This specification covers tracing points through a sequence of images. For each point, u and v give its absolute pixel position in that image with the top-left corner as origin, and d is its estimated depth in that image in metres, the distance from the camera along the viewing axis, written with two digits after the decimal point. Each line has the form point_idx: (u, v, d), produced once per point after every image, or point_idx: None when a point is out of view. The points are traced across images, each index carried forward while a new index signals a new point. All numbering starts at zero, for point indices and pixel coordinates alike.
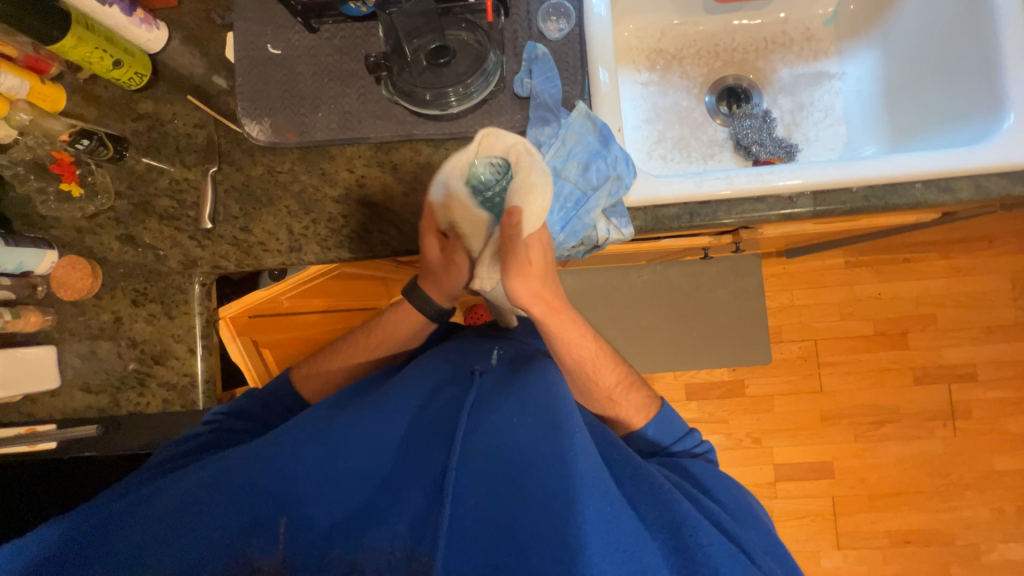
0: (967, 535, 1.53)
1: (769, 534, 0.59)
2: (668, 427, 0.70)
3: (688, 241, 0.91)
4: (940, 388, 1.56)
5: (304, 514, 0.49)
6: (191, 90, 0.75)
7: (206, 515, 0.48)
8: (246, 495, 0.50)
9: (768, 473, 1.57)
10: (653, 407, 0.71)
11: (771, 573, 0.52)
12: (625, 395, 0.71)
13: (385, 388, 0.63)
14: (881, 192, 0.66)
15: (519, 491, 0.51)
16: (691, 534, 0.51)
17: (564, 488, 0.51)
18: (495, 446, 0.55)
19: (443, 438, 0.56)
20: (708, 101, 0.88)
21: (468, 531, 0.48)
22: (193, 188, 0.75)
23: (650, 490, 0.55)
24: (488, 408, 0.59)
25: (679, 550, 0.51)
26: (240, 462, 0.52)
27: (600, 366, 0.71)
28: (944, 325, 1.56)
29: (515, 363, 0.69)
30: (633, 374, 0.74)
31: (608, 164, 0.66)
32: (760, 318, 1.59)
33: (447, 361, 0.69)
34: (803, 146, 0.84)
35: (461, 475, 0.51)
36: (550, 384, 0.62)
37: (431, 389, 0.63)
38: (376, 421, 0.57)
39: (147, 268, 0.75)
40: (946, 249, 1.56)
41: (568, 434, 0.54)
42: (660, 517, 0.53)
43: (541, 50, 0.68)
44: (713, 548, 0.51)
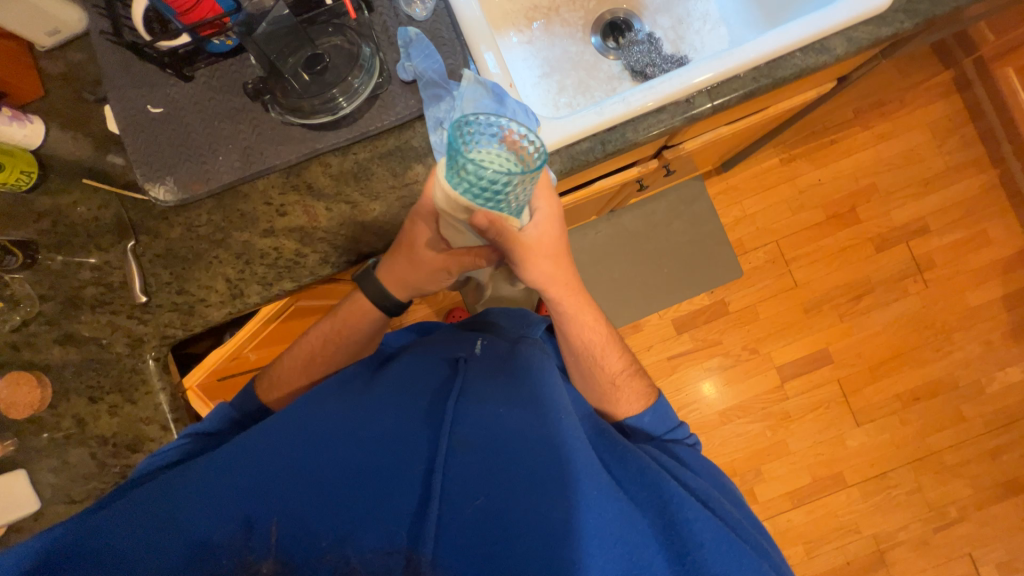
0: (968, 374, 1.61)
1: (750, 513, 0.62)
2: (664, 418, 0.71)
3: (619, 177, 0.93)
4: (901, 248, 1.63)
5: (298, 521, 0.48)
6: (85, 173, 0.74)
7: (200, 516, 0.48)
8: (242, 497, 0.49)
9: (773, 378, 1.61)
10: (652, 396, 0.73)
11: (759, 550, 0.53)
12: (628, 382, 0.73)
13: (370, 385, 0.63)
14: (766, 70, 0.69)
15: (509, 471, 0.52)
16: (678, 511, 0.52)
17: (554, 471, 0.52)
18: (484, 437, 0.55)
19: (429, 435, 0.56)
20: (595, 41, 0.90)
21: (462, 526, 0.49)
22: (116, 268, 0.73)
23: (639, 470, 0.57)
24: (472, 399, 0.59)
25: (665, 527, 0.51)
26: (238, 468, 0.51)
27: (606, 352, 0.73)
28: (885, 190, 1.63)
29: (498, 354, 0.70)
30: (634, 364, 0.76)
31: (510, 119, 0.67)
32: (719, 236, 1.63)
33: (428, 353, 0.69)
34: (693, 55, 0.87)
35: (449, 469, 0.52)
36: (536, 375, 0.63)
37: (418, 383, 0.62)
38: (370, 418, 0.56)
39: (95, 361, 0.73)
40: (865, 121, 1.63)
41: (563, 424, 0.56)
42: (651, 498, 0.54)
43: (413, 32, 0.68)
44: (701, 525, 0.51)
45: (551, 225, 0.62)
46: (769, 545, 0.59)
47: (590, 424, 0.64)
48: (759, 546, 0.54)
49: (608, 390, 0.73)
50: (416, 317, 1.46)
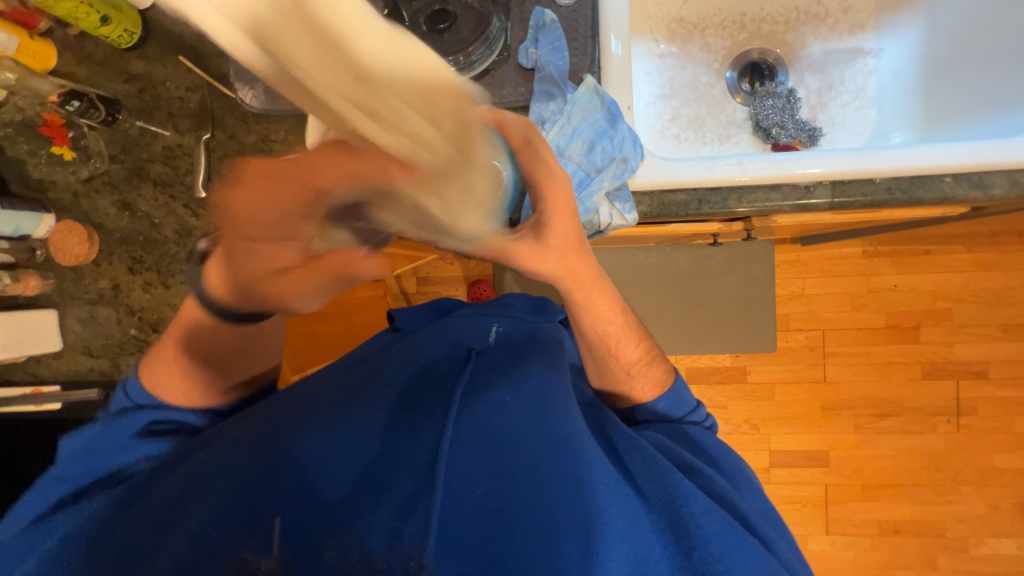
0: (958, 529, 1.54)
1: (762, 499, 0.59)
2: (679, 400, 0.66)
3: (696, 227, 0.87)
4: (949, 384, 1.53)
5: (305, 507, 0.48)
6: (183, 50, 0.72)
7: (192, 516, 0.48)
8: (234, 490, 0.49)
9: (762, 459, 1.58)
10: (668, 379, 0.68)
11: (770, 538, 0.52)
12: (644, 372, 0.67)
13: (375, 367, 0.62)
14: (906, 185, 0.62)
15: (512, 471, 0.51)
16: (684, 505, 0.50)
17: (558, 466, 0.51)
18: (486, 429, 0.54)
19: (434, 421, 0.55)
20: (729, 76, 0.83)
21: (466, 521, 0.48)
22: (187, 154, 0.73)
23: (645, 460, 0.55)
24: (476, 391, 0.58)
25: (672, 523, 0.50)
26: (233, 444, 0.52)
27: (622, 340, 0.67)
28: (959, 321, 1.51)
29: (512, 343, 0.66)
30: (654, 349, 0.69)
31: (614, 145, 0.62)
32: (768, 305, 1.55)
33: (434, 337, 0.67)
34: (828, 130, 0.79)
35: (453, 461, 0.51)
36: (547, 365, 0.62)
37: (421, 366, 0.62)
38: (371, 400, 0.57)
39: (143, 236, 0.74)
40: (972, 243, 1.49)
41: (567, 420, 0.55)
42: (657, 490, 0.53)
43: (549, 17, 0.63)
44: (706, 520, 0.49)
45: (563, 214, 0.56)
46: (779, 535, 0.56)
47: (596, 420, 0.63)
48: (767, 539, 0.52)
49: (620, 381, 0.67)
50: (444, 277, 1.46)
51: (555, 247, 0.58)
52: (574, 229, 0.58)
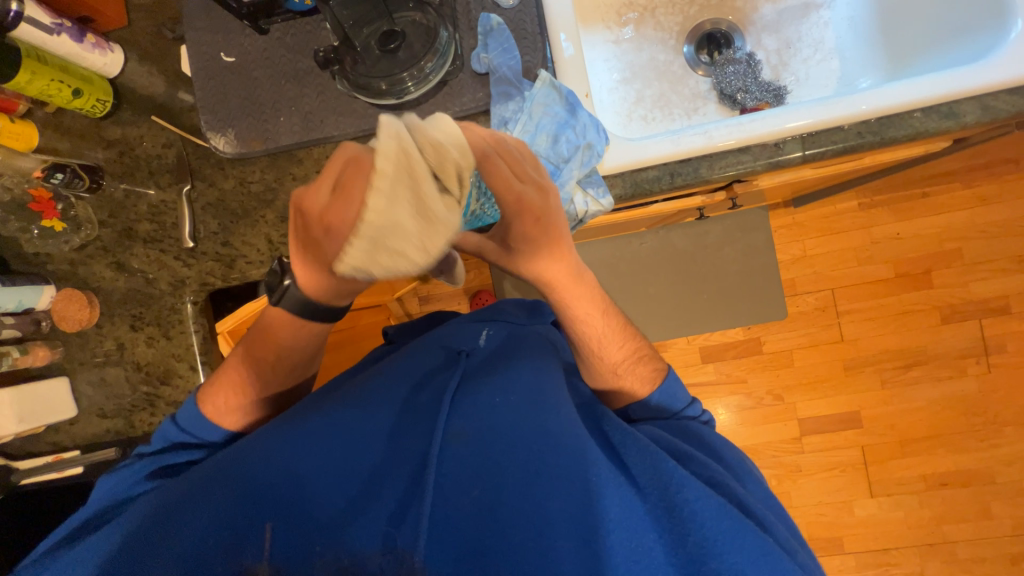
0: (1008, 473, 1.48)
1: (762, 487, 0.58)
2: (672, 397, 0.66)
3: (679, 204, 0.86)
4: (972, 325, 1.49)
5: (291, 517, 0.48)
6: (155, 110, 0.75)
7: (185, 530, 0.48)
8: (226, 504, 0.49)
9: (792, 429, 1.54)
10: (659, 375, 0.68)
11: (767, 525, 0.51)
12: (631, 370, 0.68)
13: (365, 378, 0.61)
14: (876, 126, 0.62)
15: (504, 469, 0.51)
16: (678, 492, 0.50)
17: (550, 464, 0.51)
18: (477, 429, 0.54)
19: (425, 427, 0.55)
20: (687, 51, 0.83)
21: (456, 520, 0.48)
22: (171, 208, 0.75)
23: (640, 451, 0.54)
24: (467, 393, 0.58)
25: (668, 511, 0.50)
26: (227, 465, 0.52)
27: (605, 342, 0.67)
28: (971, 259, 1.48)
29: (505, 345, 0.65)
30: (644, 346, 0.70)
31: (578, 133, 0.63)
32: (771, 272, 1.53)
33: (426, 343, 0.65)
34: (793, 87, 0.79)
35: (444, 463, 0.51)
36: (537, 364, 0.62)
37: (415, 373, 0.61)
38: (362, 408, 0.56)
39: (140, 293, 0.76)
40: (968, 179, 1.46)
41: (561, 417, 0.55)
42: (652, 480, 0.52)
43: (495, 22, 0.64)
44: (701, 506, 0.49)
45: (540, 223, 0.57)
46: (780, 523, 0.55)
47: (590, 413, 0.62)
48: (766, 523, 0.52)
49: (608, 378, 0.68)
50: (444, 292, 1.46)
51: (535, 246, 0.59)
52: (550, 226, 0.58)
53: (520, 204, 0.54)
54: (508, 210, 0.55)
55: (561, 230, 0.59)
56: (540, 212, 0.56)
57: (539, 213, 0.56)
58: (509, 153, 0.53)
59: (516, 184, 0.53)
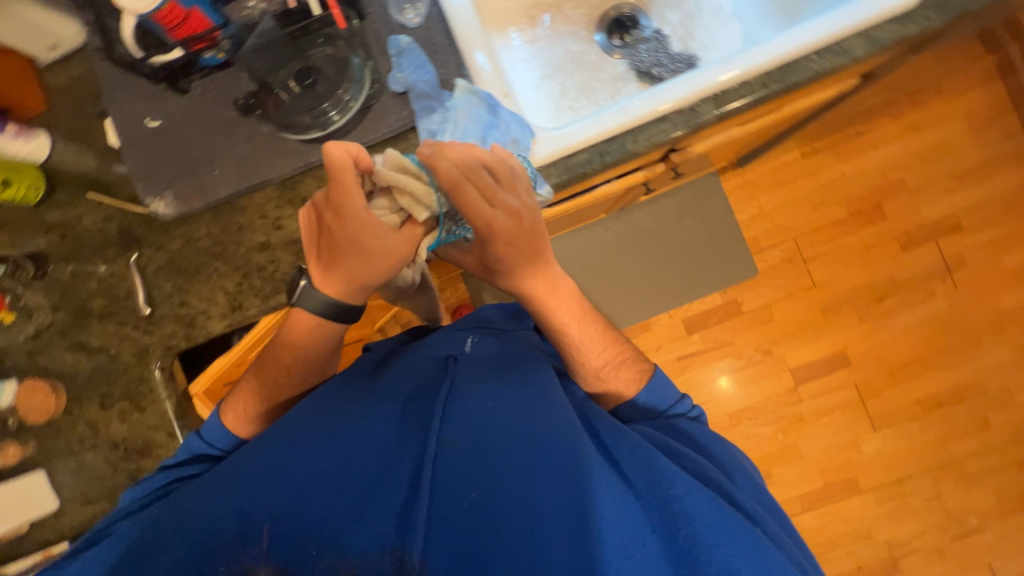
0: (996, 380, 1.53)
1: (754, 482, 0.60)
2: (660, 395, 0.67)
3: (623, 182, 0.89)
4: (930, 247, 1.55)
5: (292, 526, 0.46)
6: (89, 185, 0.75)
7: (177, 552, 0.46)
8: (216, 526, 0.47)
9: (786, 380, 1.57)
10: (645, 374, 0.69)
11: (761, 521, 0.52)
12: (616, 373, 0.68)
13: (356, 390, 0.60)
14: (778, 75, 0.65)
15: (501, 467, 0.49)
16: (669, 487, 0.50)
17: (548, 464, 0.50)
18: (472, 429, 0.53)
19: (418, 431, 0.53)
20: (599, 39, 0.87)
21: (455, 516, 0.47)
22: (122, 280, 0.74)
23: (633, 449, 0.55)
24: (461, 391, 0.57)
25: (660, 507, 0.50)
26: (219, 489, 0.50)
27: (588, 347, 0.67)
28: (915, 186, 1.54)
29: (495, 350, 0.65)
30: (630, 350, 0.71)
31: (503, 131, 0.66)
32: (734, 234, 1.57)
33: (414, 353, 0.65)
34: (703, 53, 0.82)
35: (440, 464, 0.50)
36: (529, 369, 0.62)
37: (408, 386, 0.59)
38: (356, 420, 0.54)
39: (105, 370, 0.75)
40: (895, 111, 1.54)
41: (553, 417, 0.55)
42: (645, 477, 0.52)
43: (405, 41, 0.67)
44: (691, 500, 0.50)
45: (515, 239, 0.57)
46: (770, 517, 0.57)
47: (585, 410, 0.62)
48: (756, 517, 0.53)
49: (593, 382, 0.68)
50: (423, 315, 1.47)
51: (513, 262, 0.60)
52: (526, 241, 0.58)
53: (493, 231, 0.54)
54: (478, 232, 0.55)
55: (539, 240, 0.59)
56: (516, 229, 0.56)
57: (516, 229, 0.56)
58: (483, 177, 0.53)
59: (485, 209, 0.53)
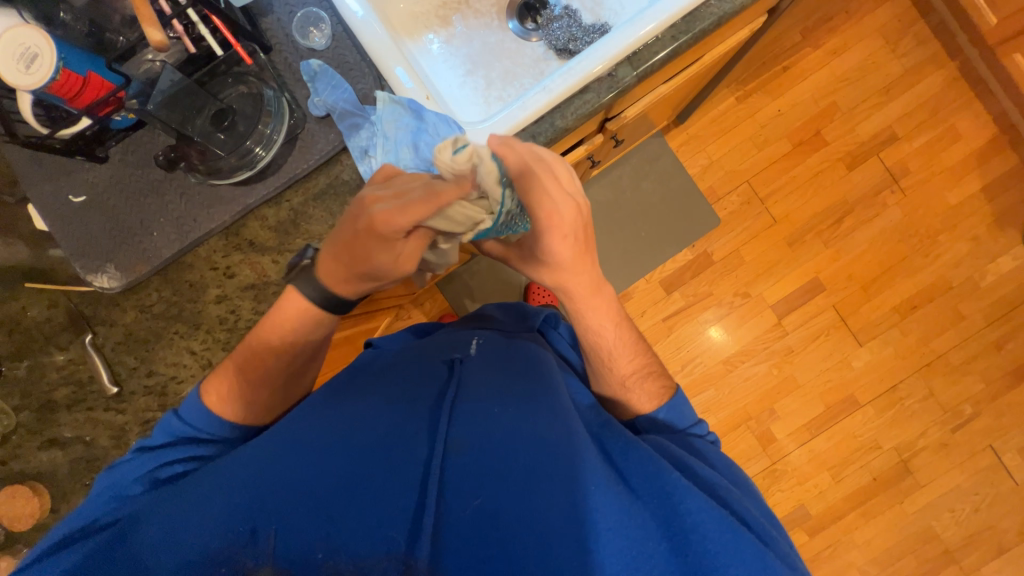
0: (960, 273, 1.60)
1: (766, 506, 0.56)
2: (678, 414, 0.66)
3: (567, 159, 0.90)
4: (874, 161, 1.61)
5: (296, 528, 0.45)
6: (28, 276, 0.73)
7: (181, 550, 0.45)
8: (222, 527, 0.46)
9: (769, 317, 1.61)
10: (667, 392, 0.68)
11: (773, 544, 0.49)
12: (640, 384, 0.68)
13: (363, 392, 0.57)
14: (685, 25, 0.67)
15: (506, 474, 0.48)
16: (681, 503, 0.47)
17: (556, 473, 0.48)
18: (479, 437, 0.50)
19: (424, 435, 0.52)
20: (513, 25, 0.87)
21: (460, 515, 0.46)
22: (81, 364, 0.72)
23: (642, 461, 0.51)
24: (468, 397, 0.54)
25: (666, 522, 0.47)
26: (222, 492, 0.48)
27: (614, 354, 0.68)
28: (847, 107, 1.60)
29: (495, 351, 0.64)
30: (656, 364, 0.71)
31: (433, 133, 0.66)
32: (690, 188, 1.61)
33: (421, 356, 0.63)
34: (614, 19, 0.84)
35: (447, 471, 0.49)
36: (533, 374, 0.59)
37: (414, 390, 0.57)
38: (362, 424, 0.52)
39: (84, 459, 0.73)
40: (813, 40, 1.59)
41: (561, 423, 0.52)
42: (653, 490, 0.49)
43: (315, 64, 0.66)
44: (703, 517, 0.46)
45: (564, 239, 0.58)
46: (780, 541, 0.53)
47: (594, 419, 0.59)
48: (768, 537, 0.49)
49: (617, 391, 0.69)
50: None
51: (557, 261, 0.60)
52: (568, 249, 0.60)
53: (552, 217, 0.56)
54: (536, 223, 0.57)
55: (583, 248, 0.61)
56: (563, 231, 0.58)
57: (564, 231, 0.58)
58: (542, 169, 0.56)
59: (545, 202, 0.56)
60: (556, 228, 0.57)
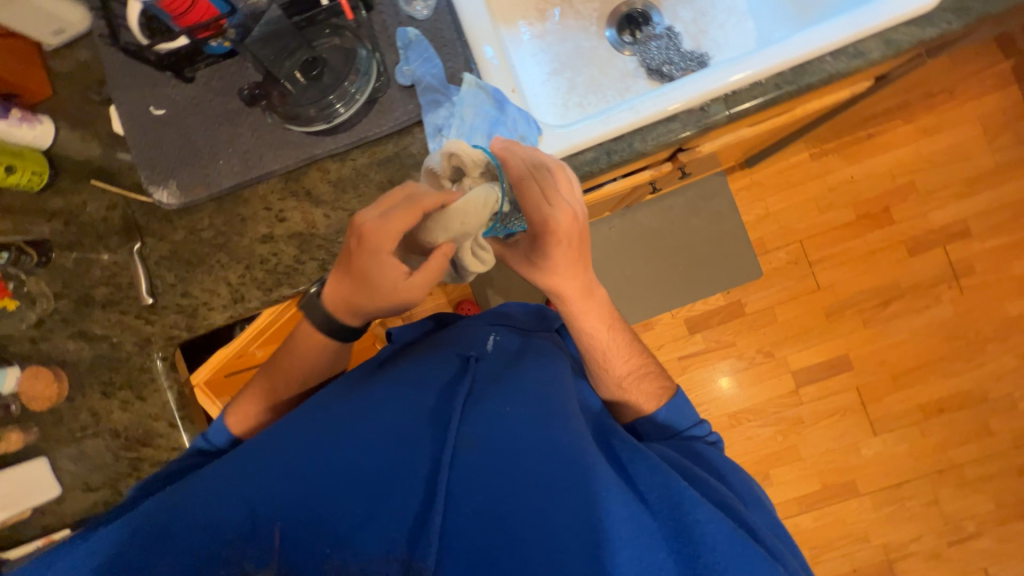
0: (999, 388, 1.52)
1: (775, 516, 0.55)
2: (679, 414, 0.66)
3: (630, 181, 0.88)
4: (938, 252, 1.53)
5: (303, 526, 0.46)
6: (93, 173, 0.75)
7: (194, 532, 0.45)
8: (240, 509, 0.46)
9: (787, 382, 1.56)
10: (666, 393, 0.67)
11: (784, 560, 0.47)
12: (636, 385, 0.67)
13: (373, 379, 0.57)
14: (791, 76, 0.65)
15: (513, 479, 0.47)
16: (689, 512, 0.45)
17: (563, 477, 0.47)
18: (490, 433, 0.50)
19: (435, 432, 0.51)
20: (610, 35, 0.85)
21: (465, 524, 0.45)
22: (125, 269, 0.74)
23: (650, 469, 0.50)
24: (482, 396, 0.54)
25: (677, 533, 0.45)
26: (235, 470, 0.49)
27: (611, 355, 0.67)
28: (925, 190, 1.53)
29: (513, 351, 0.63)
30: (652, 364, 0.70)
31: (510, 128, 0.65)
32: (740, 234, 1.56)
33: (436, 346, 0.63)
34: (714, 52, 0.81)
35: (455, 472, 0.48)
36: (544, 371, 0.58)
37: (425, 378, 0.56)
38: (371, 412, 0.52)
39: (107, 359, 0.75)
40: (907, 114, 1.52)
41: (570, 428, 0.51)
42: (661, 498, 0.47)
43: (413, 33, 0.66)
44: (713, 528, 0.44)
45: (561, 243, 0.56)
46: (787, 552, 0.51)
47: (601, 424, 0.58)
48: (779, 553, 0.47)
49: (614, 391, 0.68)
50: (425, 309, 1.47)
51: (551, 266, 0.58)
52: (565, 253, 0.57)
53: (550, 227, 0.54)
54: (534, 229, 0.55)
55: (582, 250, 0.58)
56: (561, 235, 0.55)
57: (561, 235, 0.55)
58: (546, 177, 0.54)
59: (545, 207, 0.53)
60: (553, 234, 0.55)
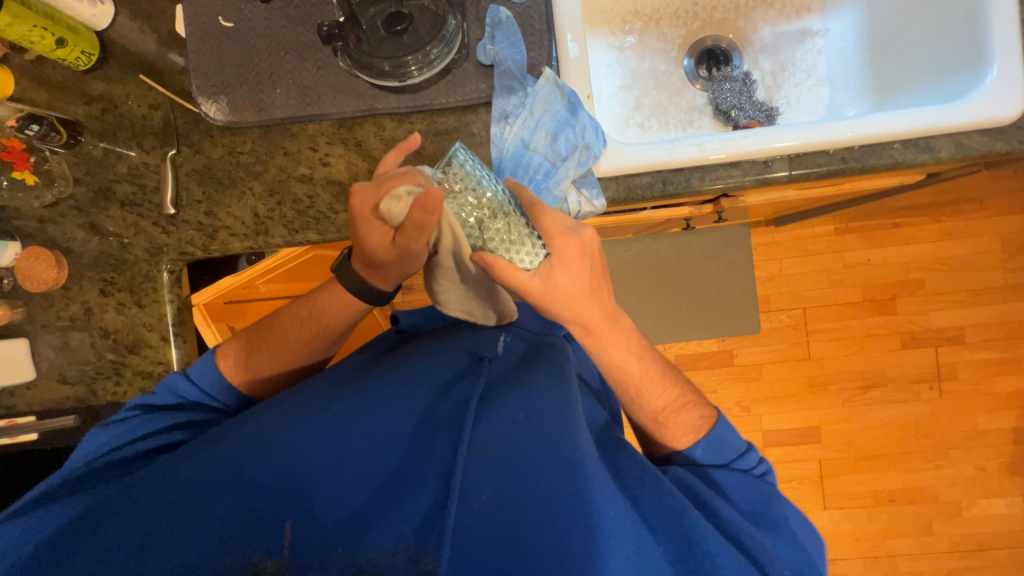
0: (951, 492, 1.57)
1: (801, 554, 0.54)
2: (720, 447, 0.60)
3: (668, 212, 0.89)
4: (929, 352, 1.57)
5: (309, 513, 0.45)
6: (144, 68, 0.72)
7: (202, 519, 0.45)
8: (245, 497, 0.46)
9: (756, 440, 1.59)
10: (705, 424, 0.61)
11: None
12: (673, 419, 0.62)
13: (383, 373, 0.57)
14: (859, 153, 0.65)
15: (522, 487, 0.47)
16: (700, 542, 0.47)
17: (572, 492, 0.47)
18: (500, 443, 0.50)
19: (447, 435, 0.50)
20: (687, 64, 0.85)
21: (476, 527, 0.45)
22: (153, 172, 0.72)
23: (659, 493, 0.50)
24: (493, 402, 0.53)
25: (684, 558, 0.47)
26: (235, 456, 0.49)
27: (645, 385, 0.61)
28: (932, 290, 1.56)
29: (524, 358, 0.62)
30: (688, 393, 0.64)
31: (576, 133, 0.65)
32: (749, 288, 1.58)
33: (445, 344, 0.62)
34: (784, 109, 0.82)
35: (466, 475, 0.47)
36: (556, 381, 0.57)
37: (437, 378, 0.56)
38: (379, 408, 0.52)
39: (113, 258, 0.74)
40: (935, 213, 1.55)
41: (580, 444, 0.51)
42: (667, 522, 0.48)
43: (504, 14, 0.65)
44: (723, 562, 0.46)
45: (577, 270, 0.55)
46: None
47: (604, 439, 0.57)
48: None
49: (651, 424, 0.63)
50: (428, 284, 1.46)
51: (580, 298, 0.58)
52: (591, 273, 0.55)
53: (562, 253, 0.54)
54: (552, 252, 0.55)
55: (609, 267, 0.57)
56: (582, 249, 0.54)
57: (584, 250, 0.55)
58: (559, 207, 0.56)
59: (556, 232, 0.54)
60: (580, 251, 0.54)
